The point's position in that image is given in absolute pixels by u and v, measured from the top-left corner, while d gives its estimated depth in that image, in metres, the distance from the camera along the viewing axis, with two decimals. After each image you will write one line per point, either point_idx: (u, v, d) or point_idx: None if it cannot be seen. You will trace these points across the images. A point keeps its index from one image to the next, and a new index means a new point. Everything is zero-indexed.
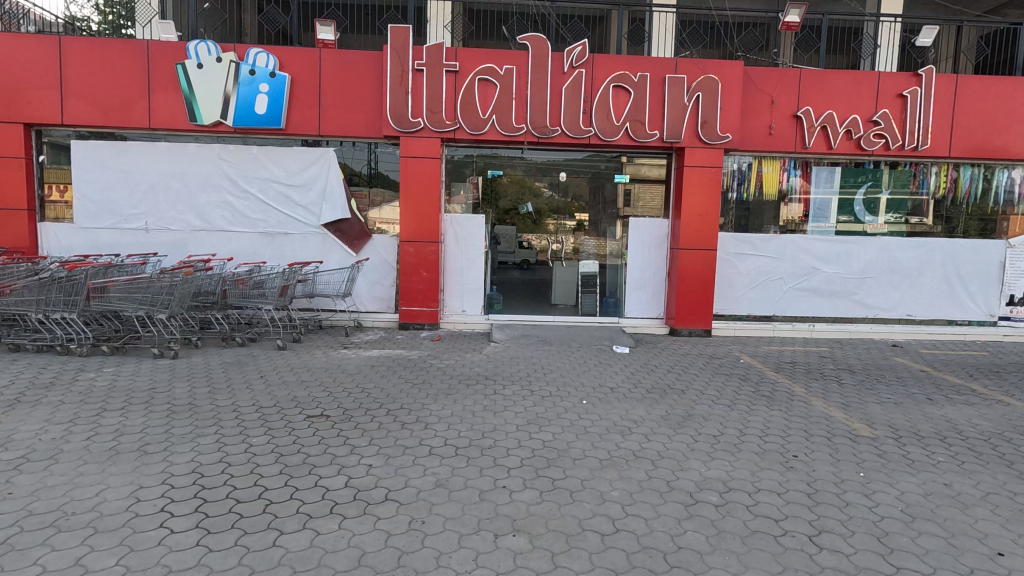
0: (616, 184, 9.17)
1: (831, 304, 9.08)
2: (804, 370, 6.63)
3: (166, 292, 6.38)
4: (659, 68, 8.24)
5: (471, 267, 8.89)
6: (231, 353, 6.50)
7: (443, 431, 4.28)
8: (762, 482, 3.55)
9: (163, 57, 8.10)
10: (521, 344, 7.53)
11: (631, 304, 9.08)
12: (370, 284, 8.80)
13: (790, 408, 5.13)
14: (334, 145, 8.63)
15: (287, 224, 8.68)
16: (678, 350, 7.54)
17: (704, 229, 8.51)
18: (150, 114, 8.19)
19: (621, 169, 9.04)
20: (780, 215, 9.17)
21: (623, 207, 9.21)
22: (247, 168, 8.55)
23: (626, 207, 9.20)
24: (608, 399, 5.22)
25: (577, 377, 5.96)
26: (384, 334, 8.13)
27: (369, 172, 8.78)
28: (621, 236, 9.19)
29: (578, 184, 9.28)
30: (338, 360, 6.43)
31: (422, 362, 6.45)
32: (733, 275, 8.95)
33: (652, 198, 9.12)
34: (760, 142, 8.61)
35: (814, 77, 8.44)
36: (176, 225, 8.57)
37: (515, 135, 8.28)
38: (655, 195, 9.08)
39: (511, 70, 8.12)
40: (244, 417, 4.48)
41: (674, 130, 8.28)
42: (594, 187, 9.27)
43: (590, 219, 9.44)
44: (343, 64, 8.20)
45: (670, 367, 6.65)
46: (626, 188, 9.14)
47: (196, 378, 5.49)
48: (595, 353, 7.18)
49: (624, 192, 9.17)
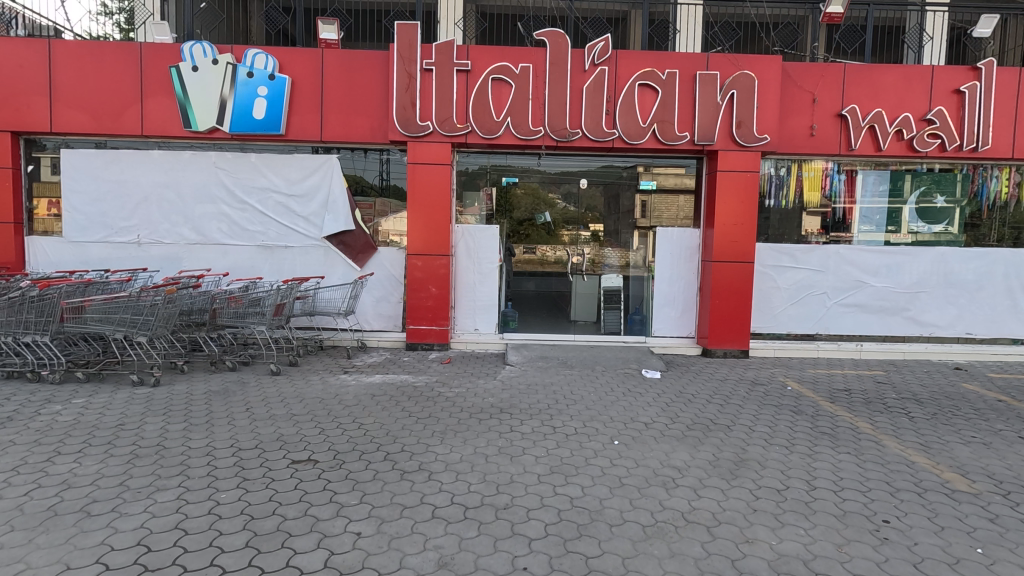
0: (633, 194, 8.49)
1: (881, 321, 8.23)
2: (864, 400, 5.81)
3: (146, 311, 5.78)
4: (688, 65, 7.55)
5: (484, 282, 8.21)
6: (218, 380, 5.86)
7: (449, 484, 3.57)
8: (854, 562, 2.78)
9: (157, 60, 7.61)
10: (539, 368, 6.80)
11: (659, 322, 8.31)
12: (375, 301, 8.16)
13: (860, 451, 4.34)
14: (338, 153, 8.07)
15: (287, 236, 8.10)
16: (715, 375, 6.75)
17: (739, 239, 7.74)
18: (143, 120, 7.69)
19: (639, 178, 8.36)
20: (805, 224, 8.35)
21: (641, 218, 8.54)
22: (245, 178, 8.00)
23: (643, 218, 8.53)
24: (643, 439, 4.47)
25: (605, 409, 5.22)
26: (390, 356, 7.44)
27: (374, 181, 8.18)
28: (640, 247, 8.60)
29: (592, 195, 8.62)
30: (336, 388, 5.74)
31: (429, 390, 5.75)
32: (771, 290, 8.16)
33: (670, 208, 8.43)
34: (800, 144, 7.86)
35: (860, 73, 7.69)
36: (169, 238, 8.03)
37: (533, 139, 7.63)
38: (672, 205, 8.40)
39: (528, 69, 7.49)
40: (217, 463, 3.81)
41: (706, 131, 7.56)
42: (609, 197, 8.59)
43: (607, 229, 8.79)
44: (347, 64, 7.64)
45: (709, 396, 5.87)
46: (642, 199, 8.46)
47: (173, 412, 4.86)
48: (622, 378, 6.43)
49: (640, 203, 8.48)
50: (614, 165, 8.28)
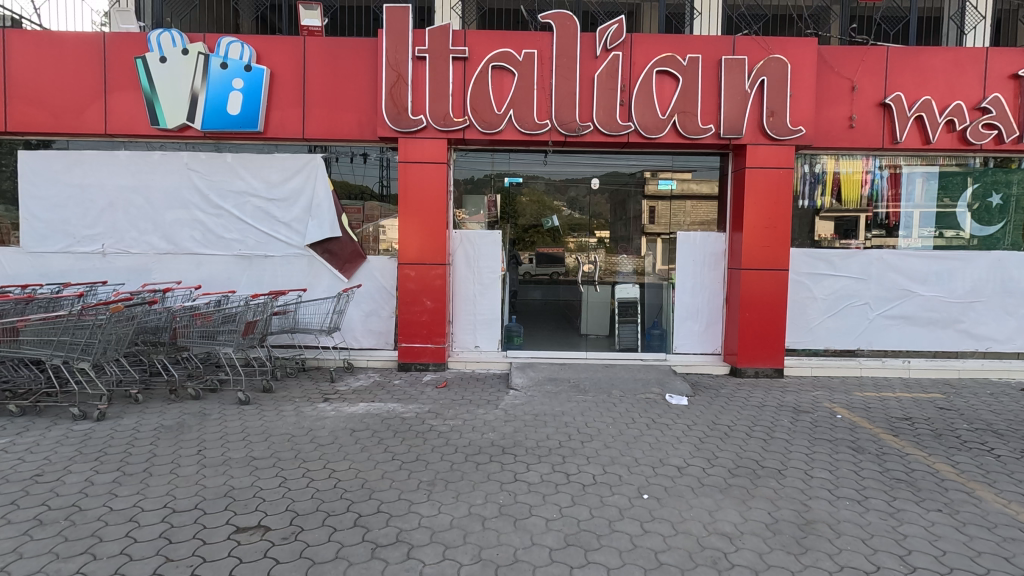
0: (641, 200, 7.72)
1: (931, 335, 7.35)
2: (931, 432, 4.93)
3: (90, 332, 4.97)
4: (712, 49, 6.73)
5: (486, 295, 7.41)
6: (175, 413, 5.04)
7: (433, 567, 2.73)
8: None
9: (123, 51, 6.89)
10: (548, 393, 5.93)
11: (681, 337, 7.49)
12: (364, 316, 7.35)
13: (953, 508, 3.46)
14: (335, 161, 7.31)
15: (267, 244, 7.32)
16: (750, 400, 5.88)
17: (771, 245, 6.89)
18: (106, 117, 6.95)
19: (651, 180, 7.64)
20: (815, 228, 7.45)
21: (648, 224, 7.77)
22: (220, 180, 7.24)
23: (650, 224, 7.76)
24: (677, 492, 3.63)
25: (627, 449, 4.36)
26: (380, 378, 6.61)
27: (367, 185, 7.42)
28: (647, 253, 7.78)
29: (598, 202, 7.80)
30: (310, 421, 4.91)
31: (418, 423, 4.90)
32: (806, 300, 7.29)
33: (683, 214, 7.64)
34: (839, 138, 7.02)
35: (905, 56, 6.87)
36: (137, 247, 7.25)
37: (539, 133, 6.82)
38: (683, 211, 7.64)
39: (532, 55, 6.70)
40: (137, 535, 2.98)
41: (733, 123, 6.72)
42: (616, 205, 7.81)
43: (615, 236, 7.88)
44: (331, 53, 6.89)
45: (748, 427, 5.00)
46: (650, 205, 7.71)
47: (108, 456, 4.03)
48: (644, 406, 5.55)
49: (647, 210, 7.74)
50: (620, 172, 7.64)
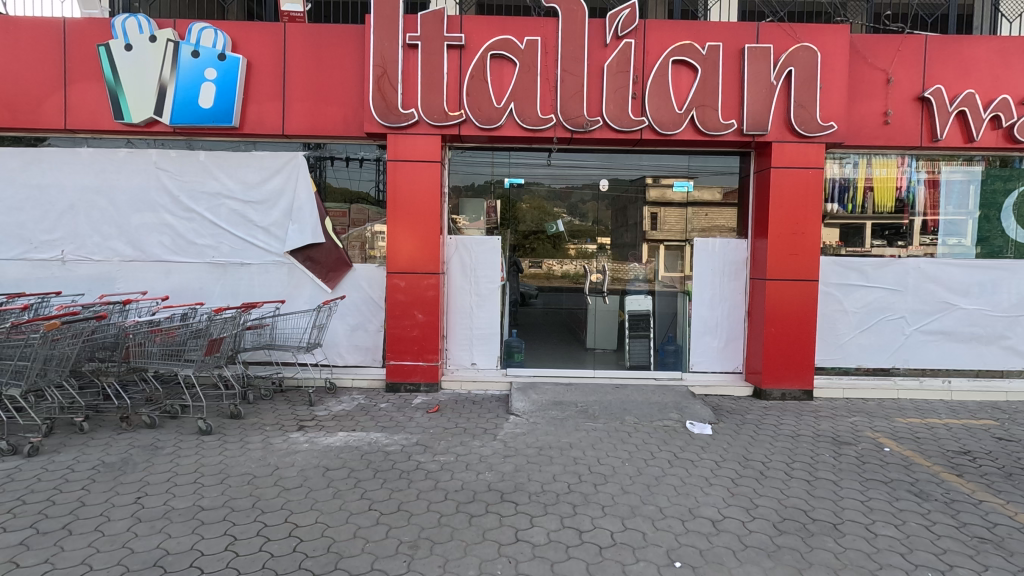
0: (642, 206, 7.07)
1: (973, 352, 6.67)
2: (999, 471, 4.25)
3: (24, 352, 4.31)
4: (734, 36, 6.10)
5: (483, 308, 6.75)
6: (123, 446, 4.35)
7: None
8: None
9: (84, 38, 6.26)
10: (553, 420, 5.24)
11: (698, 353, 6.82)
12: (350, 330, 6.69)
13: None
14: (331, 164, 6.72)
15: (243, 251, 6.66)
16: (782, 428, 5.20)
17: (799, 253, 6.22)
18: (66, 111, 6.32)
19: (649, 188, 7.01)
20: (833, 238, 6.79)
21: (651, 231, 7.11)
22: (192, 180, 6.60)
23: (653, 231, 7.10)
24: (717, 558, 2.95)
25: (650, 496, 3.67)
26: (365, 400, 5.92)
27: (358, 189, 6.82)
28: (648, 260, 7.14)
29: (596, 209, 7.10)
30: (278, 457, 4.23)
31: (403, 459, 4.22)
32: (836, 314, 6.63)
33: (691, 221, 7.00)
34: (872, 135, 6.38)
35: (945, 46, 6.24)
36: (99, 254, 6.59)
37: (542, 129, 6.17)
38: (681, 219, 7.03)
39: (535, 43, 6.07)
40: None
41: (757, 119, 6.08)
42: (616, 211, 7.10)
43: (614, 243, 7.17)
44: (314, 41, 6.27)
45: (786, 463, 4.32)
46: (652, 211, 7.07)
47: (24, 507, 3.34)
48: (664, 436, 4.87)
49: (649, 216, 7.09)
50: (621, 179, 7.00)
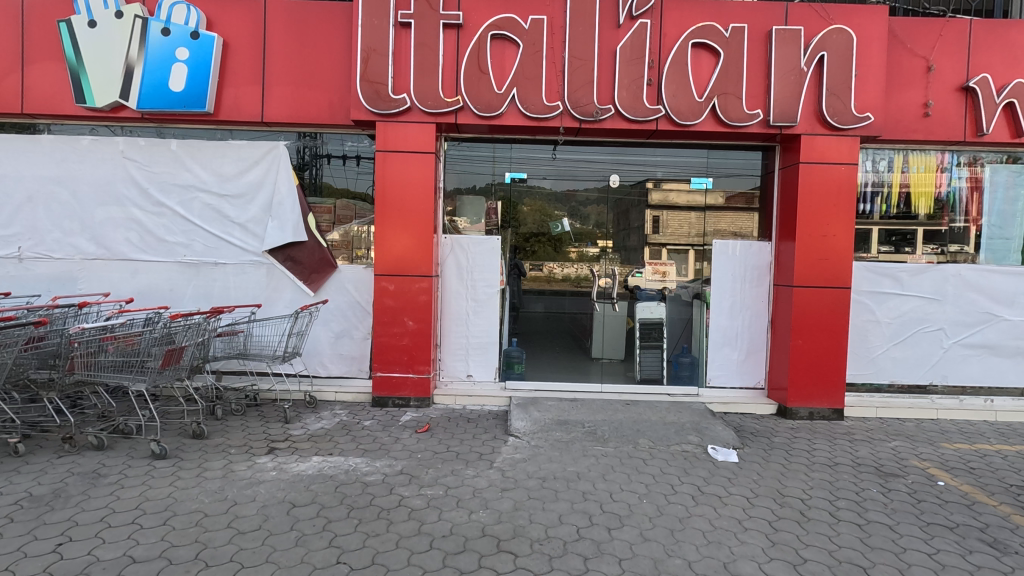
0: (645, 210, 6.44)
1: (1019, 368, 6.06)
2: None
3: None
4: (759, 17, 5.53)
5: (481, 314, 6.16)
6: (59, 473, 3.75)
7: None
8: None
9: (44, 13, 5.68)
10: (558, 444, 4.64)
11: (716, 367, 6.24)
12: (334, 338, 6.11)
13: None
14: (326, 164, 6.16)
15: (217, 250, 6.07)
16: (818, 455, 4.59)
17: (830, 257, 5.63)
18: (23, 92, 5.73)
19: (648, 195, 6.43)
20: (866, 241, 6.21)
21: (653, 235, 6.48)
22: (163, 172, 6.02)
23: (656, 236, 6.47)
24: None
25: (675, 546, 3.07)
26: (347, 417, 5.33)
27: (356, 188, 6.25)
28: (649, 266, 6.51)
29: (599, 212, 6.51)
30: (238, 488, 3.63)
31: (384, 492, 3.62)
32: (869, 325, 6.04)
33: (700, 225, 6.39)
34: (910, 129, 5.80)
35: (992, 31, 5.66)
36: (60, 251, 6.00)
37: (548, 118, 5.58)
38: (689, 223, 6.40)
39: (541, 22, 5.49)
40: None
41: (786, 109, 5.49)
42: (619, 214, 6.49)
43: (618, 246, 6.53)
44: (297, 18, 5.69)
45: (830, 502, 3.71)
46: (655, 214, 6.43)
47: None
48: (684, 465, 4.27)
49: (651, 221, 6.46)
50: (631, 178, 6.42)
